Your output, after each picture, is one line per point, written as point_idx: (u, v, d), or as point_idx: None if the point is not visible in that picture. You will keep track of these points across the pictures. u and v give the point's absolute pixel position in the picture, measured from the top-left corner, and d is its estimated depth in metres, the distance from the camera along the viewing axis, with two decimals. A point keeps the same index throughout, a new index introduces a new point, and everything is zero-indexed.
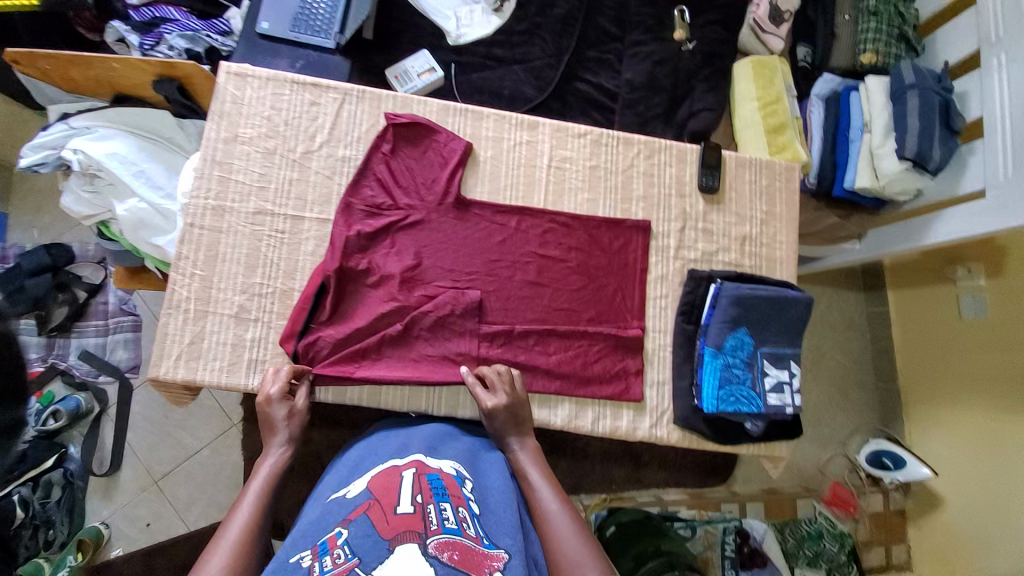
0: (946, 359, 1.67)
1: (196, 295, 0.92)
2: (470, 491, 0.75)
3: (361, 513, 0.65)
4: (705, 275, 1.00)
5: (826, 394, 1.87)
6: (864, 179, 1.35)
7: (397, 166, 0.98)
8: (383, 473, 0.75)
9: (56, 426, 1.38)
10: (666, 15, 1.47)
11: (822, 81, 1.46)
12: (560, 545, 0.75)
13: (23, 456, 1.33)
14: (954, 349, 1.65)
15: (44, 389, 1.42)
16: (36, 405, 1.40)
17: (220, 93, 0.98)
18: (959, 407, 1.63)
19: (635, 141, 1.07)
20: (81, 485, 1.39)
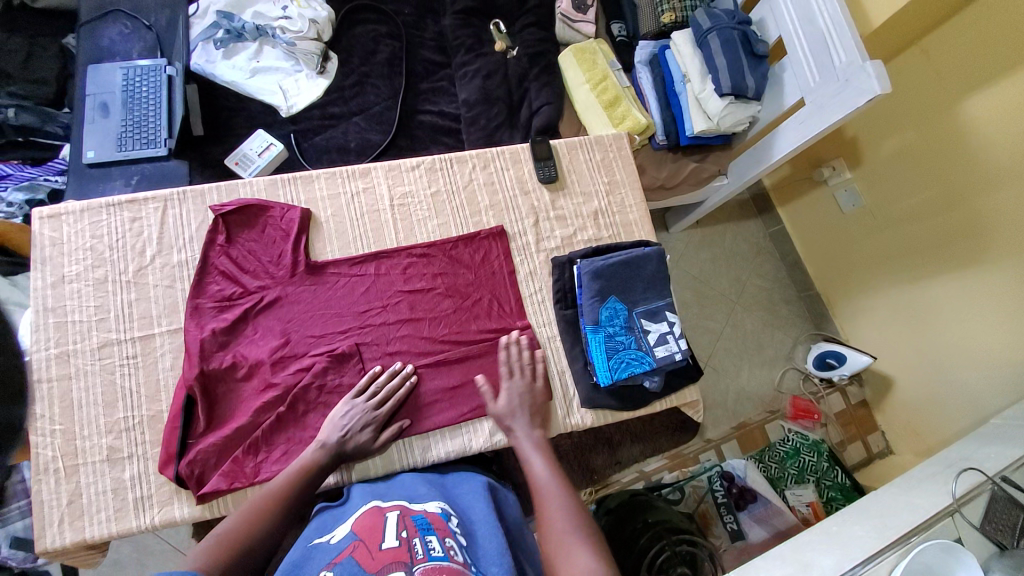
0: (847, 253, 1.77)
1: (62, 452, 0.87)
2: (456, 525, 0.73)
3: (346, 555, 0.63)
4: (566, 260, 1.04)
5: (759, 318, 1.95)
6: (700, 124, 1.45)
7: (248, 253, 0.98)
8: (366, 517, 0.73)
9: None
10: (483, 31, 1.55)
11: (640, 49, 1.57)
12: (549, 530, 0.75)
13: None
14: (849, 240, 1.75)
15: None
16: None
17: (37, 240, 0.95)
18: (870, 293, 1.73)
19: (467, 157, 1.10)
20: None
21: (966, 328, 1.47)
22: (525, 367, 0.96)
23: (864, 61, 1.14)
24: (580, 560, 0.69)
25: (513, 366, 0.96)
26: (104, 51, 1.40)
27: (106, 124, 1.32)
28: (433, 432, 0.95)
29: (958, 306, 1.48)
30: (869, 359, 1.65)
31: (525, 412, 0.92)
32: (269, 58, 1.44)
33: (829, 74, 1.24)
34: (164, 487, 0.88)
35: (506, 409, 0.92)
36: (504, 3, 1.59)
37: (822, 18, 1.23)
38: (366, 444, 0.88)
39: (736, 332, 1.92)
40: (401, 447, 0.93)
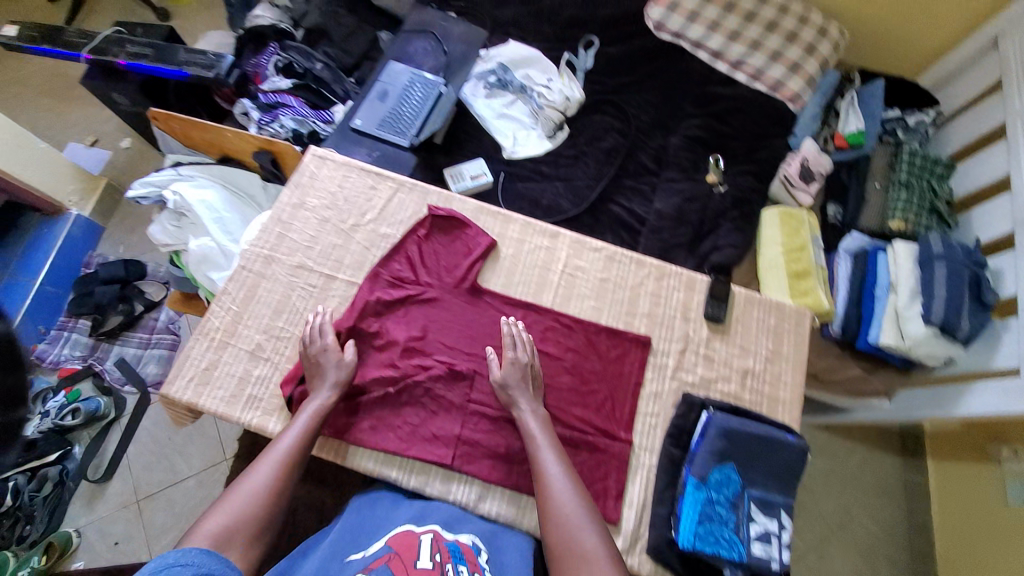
0: (996, 554, 1.45)
1: (224, 327, 1.03)
2: (485, 562, 0.78)
3: (382, 563, 0.69)
4: (698, 401, 0.98)
5: (852, 564, 1.64)
6: (888, 337, 1.33)
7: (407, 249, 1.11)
8: (401, 535, 0.78)
9: (70, 422, 1.67)
10: (701, 160, 1.64)
11: (850, 238, 1.50)
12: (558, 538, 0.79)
13: (36, 446, 1.62)
14: (1003, 541, 1.43)
15: (75, 386, 1.76)
16: (64, 399, 1.71)
17: (302, 168, 1.18)
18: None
19: (647, 262, 1.13)
20: (70, 484, 1.67)
21: None
22: (523, 343, 0.98)
23: None
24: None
25: (513, 340, 0.98)
26: (407, 55, 1.77)
27: (379, 106, 1.64)
28: (496, 488, 0.95)
29: None
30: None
31: (524, 388, 0.95)
32: (517, 111, 1.69)
33: None
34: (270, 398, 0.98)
35: (505, 386, 0.95)
36: (732, 145, 1.66)
37: None
38: (327, 403, 0.93)
39: (816, 564, 1.64)
40: (463, 483, 0.95)
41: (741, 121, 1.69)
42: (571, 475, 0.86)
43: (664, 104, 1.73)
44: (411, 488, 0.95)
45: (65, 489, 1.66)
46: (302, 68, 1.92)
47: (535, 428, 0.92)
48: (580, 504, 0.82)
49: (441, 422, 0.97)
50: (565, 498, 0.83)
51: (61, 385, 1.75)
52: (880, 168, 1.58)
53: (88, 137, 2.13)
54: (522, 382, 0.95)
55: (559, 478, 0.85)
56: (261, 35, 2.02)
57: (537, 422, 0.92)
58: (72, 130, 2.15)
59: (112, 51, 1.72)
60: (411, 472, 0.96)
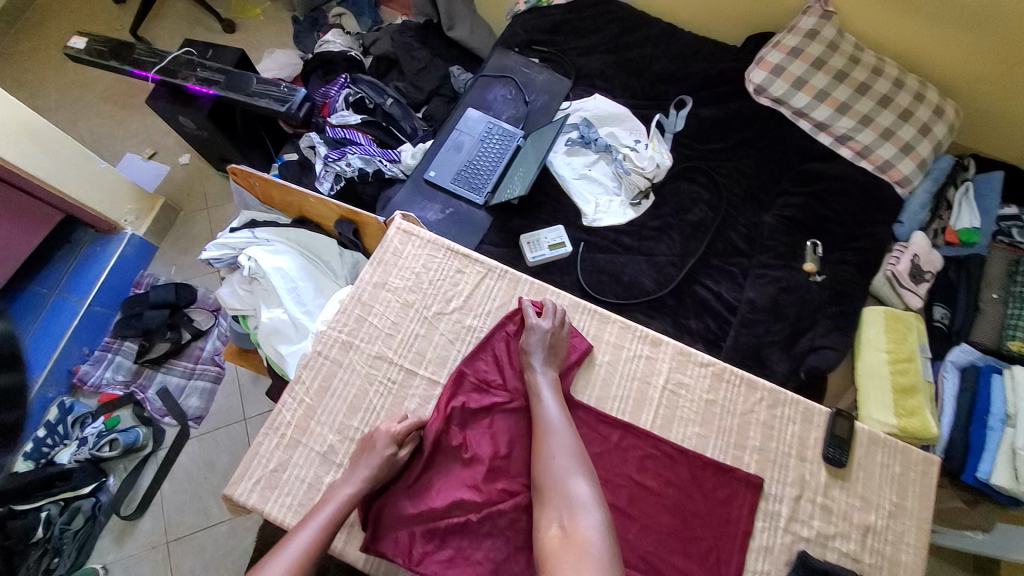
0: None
1: (297, 422, 0.95)
2: None
3: None
4: (819, 567, 0.87)
5: None
6: (1002, 478, 1.16)
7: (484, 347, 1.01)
8: None
9: (107, 454, 1.58)
10: (798, 244, 1.49)
11: (958, 349, 1.35)
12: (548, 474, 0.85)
13: (72, 476, 1.55)
14: None
15: (114, 412, 1.68)
16: (101, 426, 1.63)
17: (386, 243, 1.09)
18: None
19: (759, 385, 1.01)
20: (101, 519, 1.58)
21: None
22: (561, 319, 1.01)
23: None
24: (584, 521, 0.79)
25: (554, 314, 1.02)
26: (485, 103, 1.68)
27: (454, 157, 1.56)
28: None
29: None
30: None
31: (541, 350, 0.98)
32: (599, 171, 1.57)
33: None
34: None
35: (527, 343, 0.98)
36: (833, 230, 1.52)
37: None
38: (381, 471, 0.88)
39: None
40: None
41: (844, 204, 1.53)
42: (570, 425, 0.91)
43: (758, 175, 1.60)
44: None
45: (96, 523, 1.57)
46: (372, 102, 1.85)
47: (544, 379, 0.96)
48: (574, 448, 0.88)
49: (525, 563, 0.87)
50: (562, 445, 0.88)
51: (100, 411, 1.68)
52: (997, 276, 1.42)
53: (146, 149, 2.06)
54: (543, 345, 0.98)
55: (558, 428, 0.90)
56: (330, 61, 1.95)
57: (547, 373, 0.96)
58: (130, 141, 2.08)
59: (183, 74, 1.68)
60: None
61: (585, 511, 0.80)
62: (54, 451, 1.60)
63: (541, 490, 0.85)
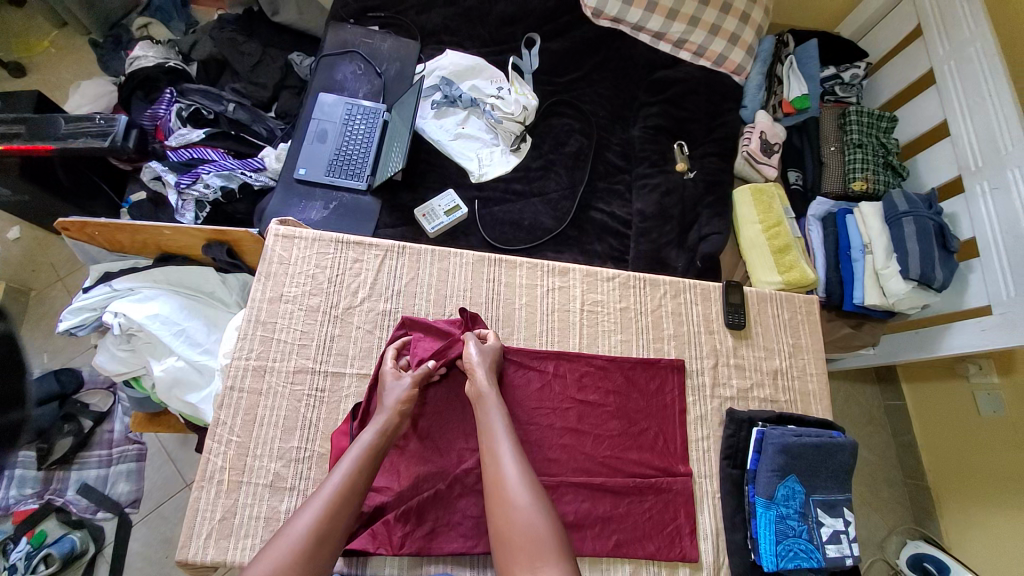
0: (973, 461, 1.60)
1: (231, 465, 0.89)
2: None
3: None
4: (746, 417, 1.00)
5: (898, 499, 1.79)
6: (873, 297, 1.40)
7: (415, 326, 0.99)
8: None
9: (48, 572, 1.33)
10: (667, 149, 1.62)
11: (816, 204, 1.57)
12: (508, 521, 0.76)
13: None
14: (978, 447, 1.59)
15: (35, 528, 1.38)
16: (26, 546, 1.35)
17: (268, 254, 1.02)
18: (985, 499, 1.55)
19: (660, 282, 1.11)
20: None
21: None
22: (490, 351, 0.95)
23: None
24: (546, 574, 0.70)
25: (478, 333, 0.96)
26: (336, 83, 1.57)
27: (321, 147, 1.47)
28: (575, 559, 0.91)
29: None
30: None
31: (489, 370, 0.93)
32: (473, 127, 1.56)
33: None
34: None
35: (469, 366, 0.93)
36: (693, 128, 1.64)
37: None
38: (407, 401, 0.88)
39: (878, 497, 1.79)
40: None
41: (696, 102, 1.65)
42: (524, 459, 0.83)
43: (617, 95, 1.69)
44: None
45: None
46: (212, 112, 1.66)
47: (493, 411, 0.88)
48: (533, 483, 0.80)
49: None
50: (519, 485, 0.78)
51: (20, 532, 1.36)
52: (831, 130, 1.64)
53: None
54: (488, 370, 0.92)
55: (513, 465, 0.81)
56: (149, 79, 1.70)
57: (495, 402, 0.89)
58: None
59: None
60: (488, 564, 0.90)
61: (553, 553, 0.72)
62: None
63: (502, 536, 0.76)
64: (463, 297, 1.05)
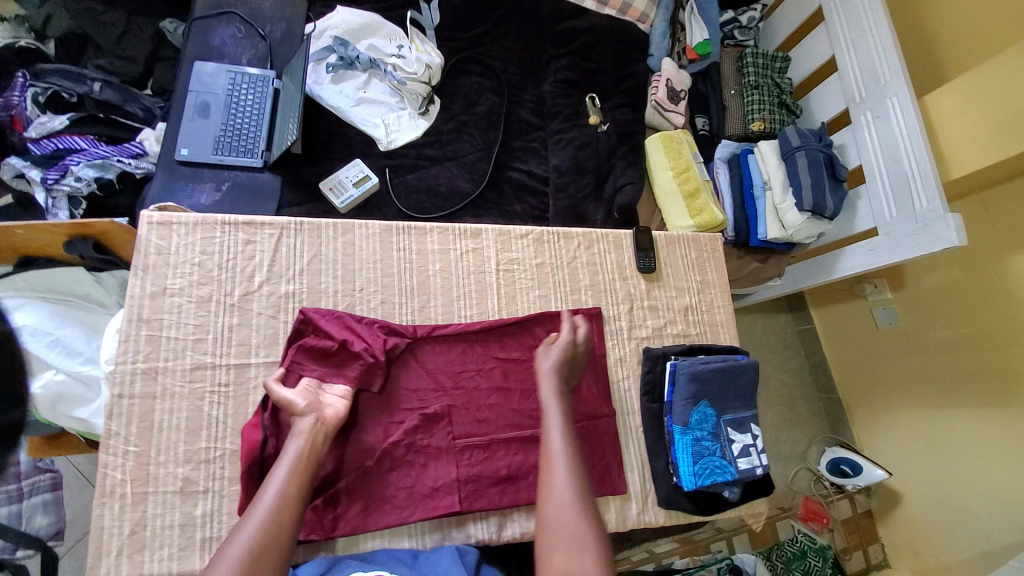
0: (875, 370, 1.77)
1: (132, 476, 0.82)
2: None
3: None
4: (660, 353, 1.05)
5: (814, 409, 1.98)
6: (774, 231, 1.50)
7: (346, 319, 0.94)
8: None
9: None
10: (579, 103, 1.61)
11: (721, 147, 1.64)
12: (554, 526, 0.70)
13: None
14: (878, 358, 1.76)
15: None
16: None
17: (142, 245, 0.92)
18: (889, 402, 1.73)
19: (573, 234, 1.13)
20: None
21: (968, 470, 1.48)
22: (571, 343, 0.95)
23: (946, 211, 1.19)
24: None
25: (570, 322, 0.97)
26: (213, 50, 1.41)
27: (204, 123, 1.32)
28: (511, 510, 0.93)
29: (967, 447, 1.48)
30: (884, 475, 1.60)
31: (563, 371, 0.91)
32: (375, 91, 1.46)
33: (909, 214, 1.28)
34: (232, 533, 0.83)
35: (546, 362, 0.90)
36: (603, 79, 1.64)
37: (909, 161, 1.28)
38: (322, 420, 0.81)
39: (797, 412, 1.96)
40: (478, 522, 0.92)
41: (602, 53, 1.65)
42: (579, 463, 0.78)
43: (526, 49, 1.64)
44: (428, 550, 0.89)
45: None
46: (73, 94, 1.43)
47: (555, 405, 0.84)
48: (584, 488, 0.75)
49: (436, 472, 0.91)
50: (568, 490, 0.74)
51: None
52: (730, 75, 1.68)
53: None
54: (557, 372, 0.89)
55: (565, 472, 0.76)
56: None
57: (555, 401, 0.84)
58: None
59: None
60: (427, 533, 0.89)
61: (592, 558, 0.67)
62: None
63: (542, 547, 0.70)
64: (374, 270, 1.01)
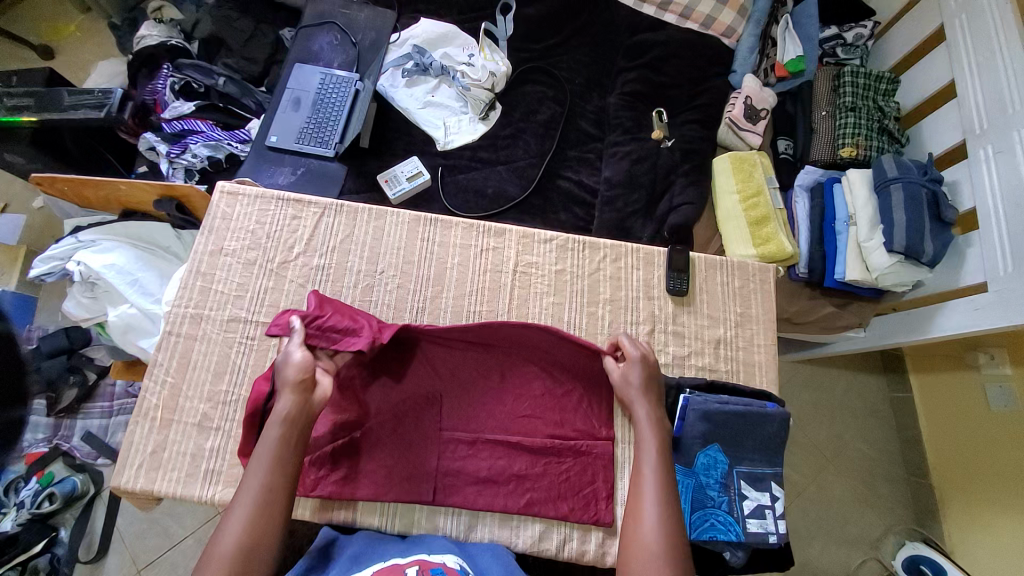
0: (980, 460, 1.45)
1: (164, 403, 0.94)
2: None
3: None
4: (674, 383, 0.96)
5: (897, 492, 1.66)
6: (854, 272, 1.30)
7: (342, 305, 0.94)
8: (386, 569, 0.73)
9: (50, 509, 1.35)
10: (644, 116, 1.54)
11: (804, 173, 1.46)
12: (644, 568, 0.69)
13: (16, 538, 1.32)
14: (984, 446, 1.44)
15: (45, 469, 1.40)
16: (35, 486, 1.37)
17: (212, 210, 1.07)
18: (990, 500, 1.42)
19: (601, 245, 1.08)
20: (66, 571, 1.35)
21: None
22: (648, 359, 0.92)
23: None
24: None
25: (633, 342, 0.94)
26: (312, 54, 1.60)
27: (293, 115, 1.50)
28: (485, 514, 0.91)
29: None
30: None
31: (647, 390, 0.89)
32: (443, 95, 1.55)
33: None
34: (230, 471, 0.91)
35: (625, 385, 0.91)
36: (674, 94, 1.56)
37: None
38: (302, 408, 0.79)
39: (875, 491, 1.66)
40: (450, 517, 0.91)
41: (678, 67, 1.57)
42: (674, 505, 0.75)
43: (596, 61, 1.62)
44: (397, 531, 0.90)
45: None
46: (201, 85, 1.71)
47: (647, 435, 0.83)
48: (678, 531, 0.73)
49: (417, 458, 0.92)
50: (656, 530, 0.72)
51: (30, 473, 1.39)
52: (824, 93, 1.51)
53: None
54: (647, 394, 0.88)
55: (655, 512, 0.74)
56: (152, 57, 1.74)
57: (649, 429, 0.83)
58: None
59: None
60: (399, 516, 0.91)
61: None
62: None
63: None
64: (397, 256, 1.06)
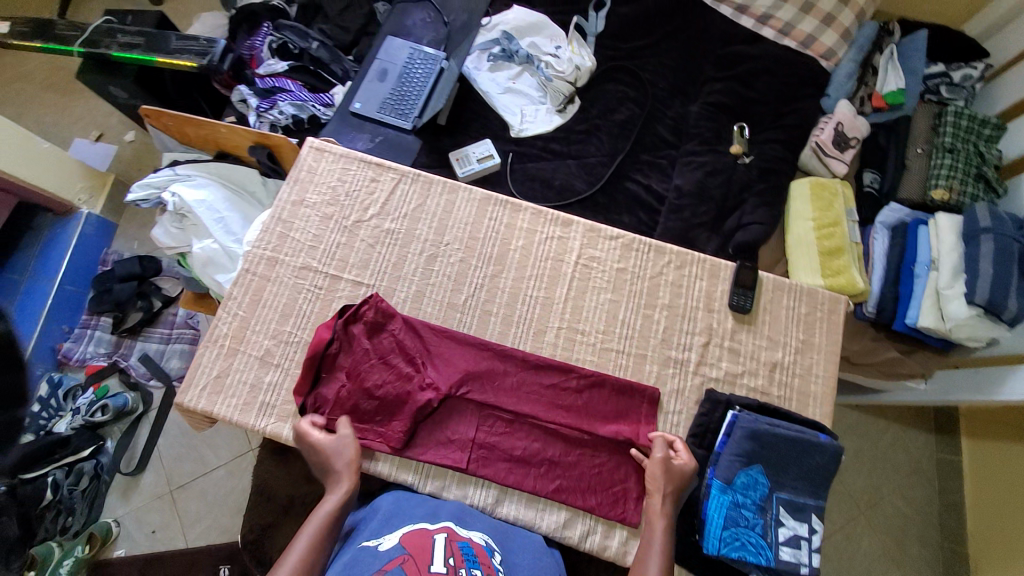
0: None
1: (233, 333, 1.01)
2: (498, 563, 0.75)
3: (396, 565, 0.65)
4: (724, 399, 0.95)
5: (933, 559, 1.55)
6: (928, 319, 1.24)
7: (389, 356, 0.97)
8: (415, 533, 0.75)
9: (102, 419, 1.45)
10: (725, 129, 1.50)
11: (888, 210, 1.37)
12: None
13: (69, 440, 1.42)
14: None
15: (101, 383, 1.53)
16: (91, 396, 1.48)
17: (300, 163, 1.13)
18: None
19: (667, 250, 1.07)
20: (106, 479, 1.47)
21: None
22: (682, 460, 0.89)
23: None
24: None
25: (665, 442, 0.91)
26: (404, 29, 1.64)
27: (379, 85, 1.55)
28: (513, 491, 0.93)
29: None
30: None
31: (668, 497, 0.86)
32: (524, 84, 1.57)
33: None
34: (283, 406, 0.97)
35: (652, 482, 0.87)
36: (759, 110, 1.51)
37: None
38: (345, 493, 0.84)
39: (912, 556, 1.54)
40: (479, 488, 0.93)
41: (768, 83, 1.52)
42: None
43: (683, 68, 1.59)
44: (427, 492, 0.93)
45: (101, 482, 1.45)
46: (297, 48, 1.79)
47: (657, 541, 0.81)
48: None
49: (457, 428, 0.94)
50: None
51: (89, 383, 1.52)
52: (923, 130, 1.44)
53: (92, 132, 1.83)
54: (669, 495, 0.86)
55: None
56: (253, 14, 1.84)
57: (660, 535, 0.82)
58: (75, 125, 1.85)
59: (104, 42, 1.56)
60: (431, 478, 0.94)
61: None
62: (51, 422, 1.47)
63: None
64: (464, 230, 1.08)
